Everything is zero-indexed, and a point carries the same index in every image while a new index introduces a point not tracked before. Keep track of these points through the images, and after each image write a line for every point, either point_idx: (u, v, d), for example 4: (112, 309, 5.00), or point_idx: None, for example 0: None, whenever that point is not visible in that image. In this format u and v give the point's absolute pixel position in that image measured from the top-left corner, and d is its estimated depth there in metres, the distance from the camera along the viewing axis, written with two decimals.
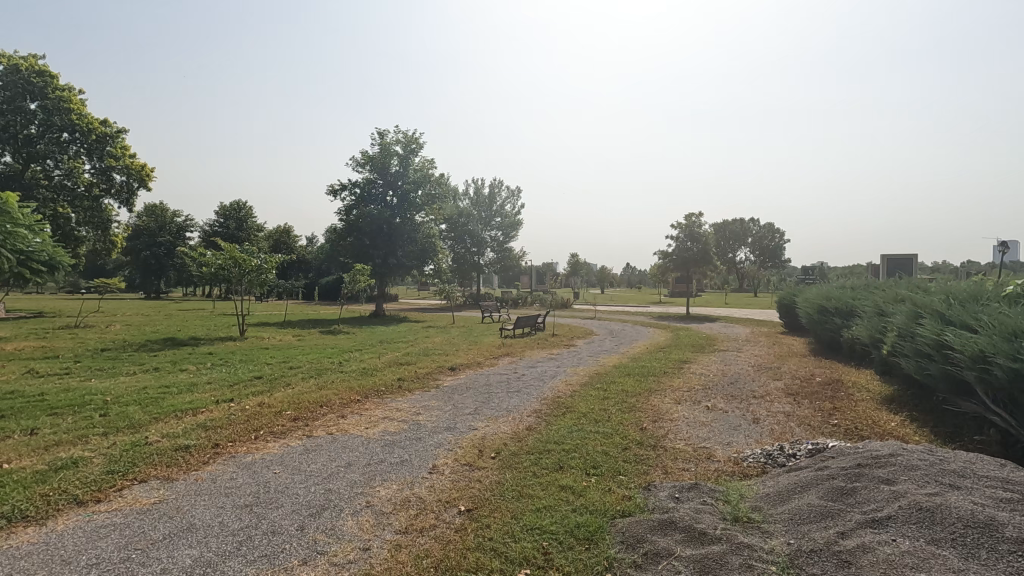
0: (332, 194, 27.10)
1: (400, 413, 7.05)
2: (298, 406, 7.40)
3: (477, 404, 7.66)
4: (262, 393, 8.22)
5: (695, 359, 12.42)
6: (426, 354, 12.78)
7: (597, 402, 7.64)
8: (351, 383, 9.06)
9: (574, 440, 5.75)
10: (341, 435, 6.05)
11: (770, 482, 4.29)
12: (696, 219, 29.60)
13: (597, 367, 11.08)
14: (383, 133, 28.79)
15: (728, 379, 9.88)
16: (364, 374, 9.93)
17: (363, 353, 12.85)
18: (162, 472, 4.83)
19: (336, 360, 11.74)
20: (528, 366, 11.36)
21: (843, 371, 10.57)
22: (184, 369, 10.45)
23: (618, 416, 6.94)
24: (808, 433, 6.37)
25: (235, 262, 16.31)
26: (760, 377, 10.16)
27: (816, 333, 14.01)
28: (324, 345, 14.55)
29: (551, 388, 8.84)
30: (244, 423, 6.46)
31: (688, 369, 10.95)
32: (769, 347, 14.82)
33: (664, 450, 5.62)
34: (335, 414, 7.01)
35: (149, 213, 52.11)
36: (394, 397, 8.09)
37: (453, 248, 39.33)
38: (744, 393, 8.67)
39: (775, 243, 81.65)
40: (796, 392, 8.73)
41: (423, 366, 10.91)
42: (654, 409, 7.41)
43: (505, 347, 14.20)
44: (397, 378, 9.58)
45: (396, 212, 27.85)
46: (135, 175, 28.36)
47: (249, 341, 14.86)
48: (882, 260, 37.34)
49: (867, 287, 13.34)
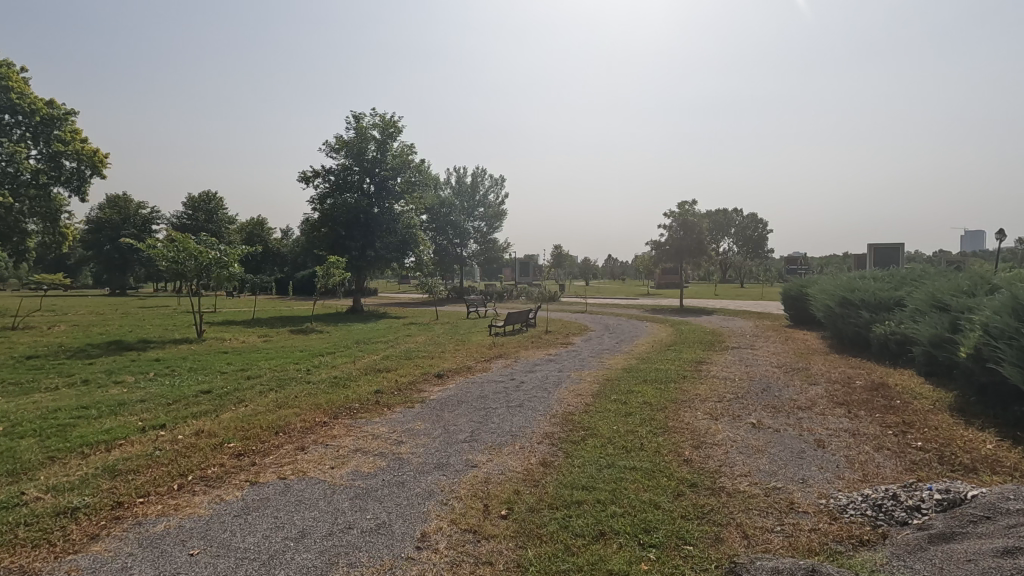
0: (304, 180, 25.28)
1: (378, 443, 5.56)
2: (248, 433, 5.85)
3: (473, 426, 6.20)
4: (204, 416, 6.60)
5: (711, 359, 11.16)
6: (409, 357, 11.25)
7: (620, 421, 6.22)
8: (318, 398, 7.49)
9: (609, 485, 4.34)
10: (297, 481, 4.54)
11: (923, 566, 2.93)
12: (690, 206, 28.43)
13: (607, 372, 9.65)
14: (360, 116, 27.02)
15: (760, 386, 8.55)
16: (334, 386, 8.36)
17: (337, 357, 11.25)
18: (18, 561, 3.26)
19: (304, 366, 10.18)
20: (526, 372, 9.87)
21: (882, 372, 9.42)
22: (120, 382, 8.75)
23: (651, 443, 5.52)
24: (895, 461, 5.10)
25: (191, 255, 14.31)
26: (794, 382, 8.87)
27: (835, 328, 12.86)
28: (293, 348, 12.90)
29: (560, 400, 7.41)
30: (167, 464, 4.89)
31: (709, 372, 9.60)
32: (783, 343, 13.64)
33: (729, 496, 4.25)
34: (293, 445, 5.48)
35: (112, 204, 49.54)
36: (369, 417, 6.58)
37: (435, 239, 37.64)
38: (788, 404, 7.33)
39: (758, 233, 81.51)
40: (847, 402, 7.45)
41: (405, 373, 9.40)
42: (693, 431, 6.05)
43: (497, 347, 12.73)
44: (374, 390, 8.03)
45: (374, 201, 26.20)
46: (87, 161, 25.95)
47: (206, 345, 13.11)
48: (870, 250, 36.80)
49: (893, 278, 12.25)
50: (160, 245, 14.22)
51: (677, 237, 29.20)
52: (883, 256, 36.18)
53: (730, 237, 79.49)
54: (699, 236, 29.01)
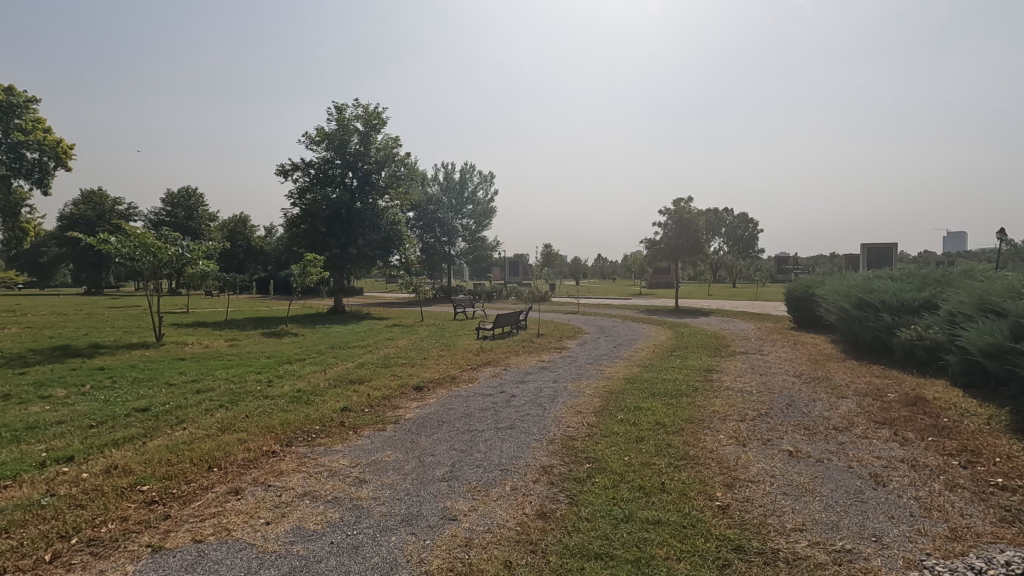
0: (282, 173, 23.97)
1: (335, 482, 4.45)
2: (173, 468, 4.68)
3: (455, 457, 5.10)
4: (128, 444, 5.42)
5: (722, 367, 10.13)
6: (387, 365, 10.09)
7: (632, 451, 5.13)
8: (271, 418, 6.32)
9: (630, 553, 3.26)
10: (218, 547, 3.40)
11: None
12: (686, 203, 27.46)
13: (608, 383, 8.56)
14: (342, 107, 25.78)
15: (784, 400, 7.50)
16: (294, 402, 7.19)
17: (306, 365, 10.07)
18: None
19: (268, 377, 8.98)
20: (517, 383, 8.77)
21: (914, 383, 8.44)
22: (46, 398, 7.49)
23: (674, 481, 4.45)
24: (979, 505, 4.10)
25: (148, 251, 12.93)
26: (820, 395, 7.86)
27: (850, 332, 11.92)
28: (259, 354, 11.67)
29: (557, 420, 6.32)
30: (50, 519, 3.73)
31: (723, 383, 8.55)
32: (792, 348, 12.70)
33: (790, 567, 3.19)
34: (225, 488, 4.34)
35: (87, 200, 47.70)
36: (329, 445, 5.45)
37: (422, 237, 36.52)
38: (822, 424, 6.30)
39: (748, 233, 81.36)
40: (888, 421, 6.45)
41: (380, 385, 8.25)
42: (721, 463, 4.98)
43: (485, 353, 11.61)
44: (340, 407, 6.88)
45: (357, 196, 24.94)
46: (51, 153, 24.42)
47: (163, 351, 11.85)
48: (864, 249, 36.23)
49: (912, 278, 11.34)
50: (112, 239, 12.79)
51: (671, 235, 28.29)
52: (876, 255, 35.65)
53: (721, 237, 79.14)
54: (695, 235, 28.10)
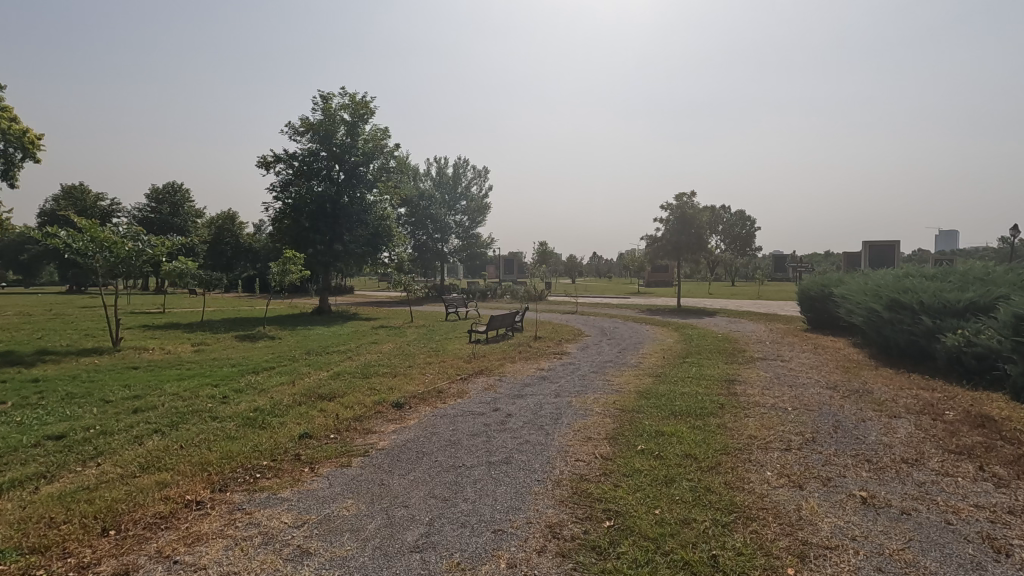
0: (264, 166, 22.63)
1: (266, 557, 3.24)
2: (52, 533, 3.48)
3: (436, 510, 3.91)
4: (14, 491, 4.20)
5: (744, 377, 9.00)
6: (365, 375, 8.86)
7: (665, 502, 3.96)
8: (211, 450, 5.12)
9: None
10: None
11: None
12: (689, 199, 26.38)
13: (619, 399, 7.38)
14: (328, 96, 24.45)
15: (828, 420, 6.37)
16: (247, 425, 5.98)
17: (272, 375, 8.84)
18: None
19: (226, 390, 7.76)
20: (513, 398, 7.57)
21: (971, 397, 7.35)
22: None
23: (728, 553, 3.28)
24: None
25: (102, 247, 11.68)
26: (868, 413, 6.74)
27: (880, 335, 10.81)
28: (224, 361, 10.41)
29: (563, 452, 5.14)
30: None
31: (751, 399, 7.39)
32: (814, 353, 11.59)
33: None
34: (110, 569, 3.12)
35: (68, 195, 46.26)
36: (275, 491, 4.26)
37: (414, 234, 35.30)
38: (887, 456, 5.15)
39: (745, 231, 80.53)
40: (964, 449, 5.33)
41: (355, 401, 7.07)
42: (780, 517, 3.82)
43: (477, 360, 10.42)
44: (299, 432, 5.67)
45: (344, 189, 23.64)
46: (16, 142, 22.87)
47: (116, 358, 10.54)
48: (865, 247, 35.34)
49: (951, 277, 10.26)
50: (61, 233, 11.49)
51: (673, 232, 27.21)
52: (878, 254, 34.74)
53: (718, 235, 78.28)
54: (697, 232, 27.03)
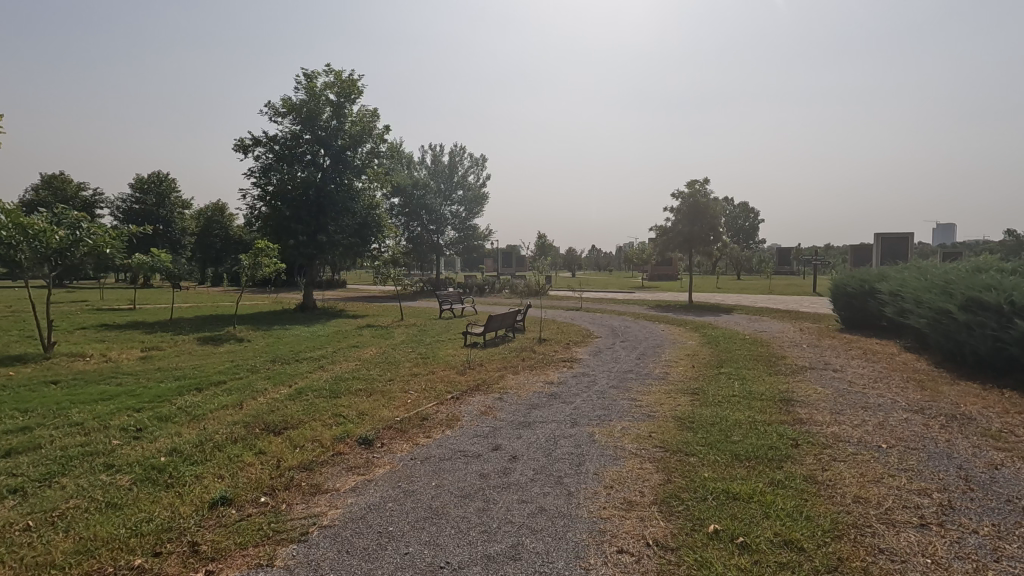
0: (241, 150, 20.79)
1: None
2: None
3: None
4: None
5: (803, 396, 7.23)
6: (333, 395, 7.10)
7: None
8: (69, 535, 3.37)
9: None
10: None
11: None
12: (701, 186, 24.58)
13: (657, 431, 5.66)
14: (313, 75, 22.59)
15: (951, 469, 4.67)
16: (147, 482, 4.24)
17: (218, 395, 7.09)
18: None
19: (146, 417, 5.99)
20: (518, 428, 5.83)
21: None
22: None
23: None
24: None
25: (29, 237, 9.93)
26: (994, 454, 5.03)
27: (951, 339, 9.09)
28: (168, 372, 8.66)
29: (602, 537, 3.42)
30: None
31: (827, 431, 5.68)
32: (867, 360, 9.89)
33: None
34: None
35: (49, 185, 44.38)
36: None
37: (407, 225, 33.49)
38: None
39: (747, 224, 78.61)
40: None
41: (311, 436, 5.35)
42: None
43: (472, 372, 8.67)
44: (216, 497, 3.94)
45: (330, 176, 21.84)
46: None
47: (38, 369, 8.74)
48: (876, 240, 33.66)
49: None
50: None
51: (684, 223, 25.44)
52: (891, 248, 33.05)
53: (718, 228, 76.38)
54: (709, 223, 25.31)
